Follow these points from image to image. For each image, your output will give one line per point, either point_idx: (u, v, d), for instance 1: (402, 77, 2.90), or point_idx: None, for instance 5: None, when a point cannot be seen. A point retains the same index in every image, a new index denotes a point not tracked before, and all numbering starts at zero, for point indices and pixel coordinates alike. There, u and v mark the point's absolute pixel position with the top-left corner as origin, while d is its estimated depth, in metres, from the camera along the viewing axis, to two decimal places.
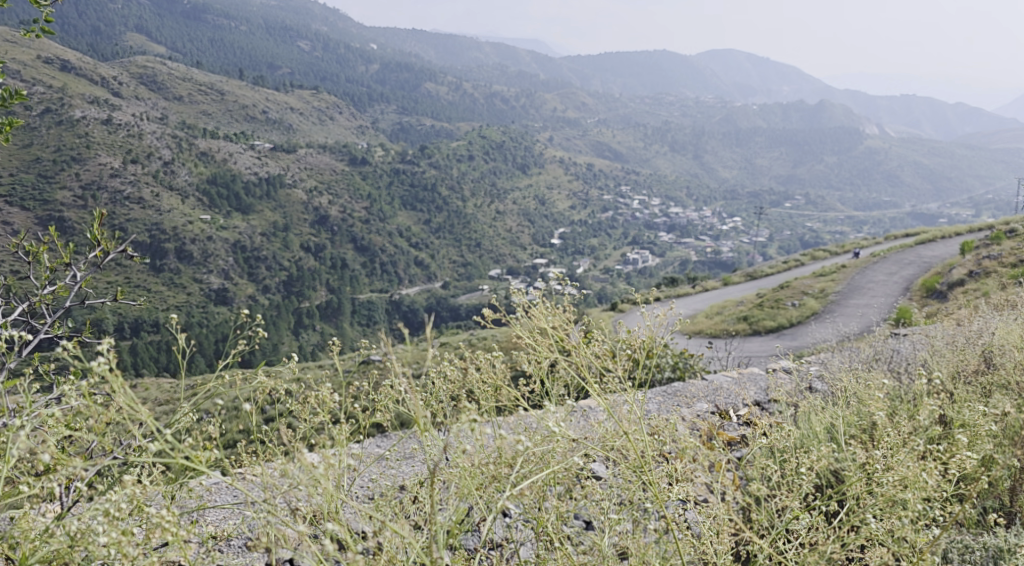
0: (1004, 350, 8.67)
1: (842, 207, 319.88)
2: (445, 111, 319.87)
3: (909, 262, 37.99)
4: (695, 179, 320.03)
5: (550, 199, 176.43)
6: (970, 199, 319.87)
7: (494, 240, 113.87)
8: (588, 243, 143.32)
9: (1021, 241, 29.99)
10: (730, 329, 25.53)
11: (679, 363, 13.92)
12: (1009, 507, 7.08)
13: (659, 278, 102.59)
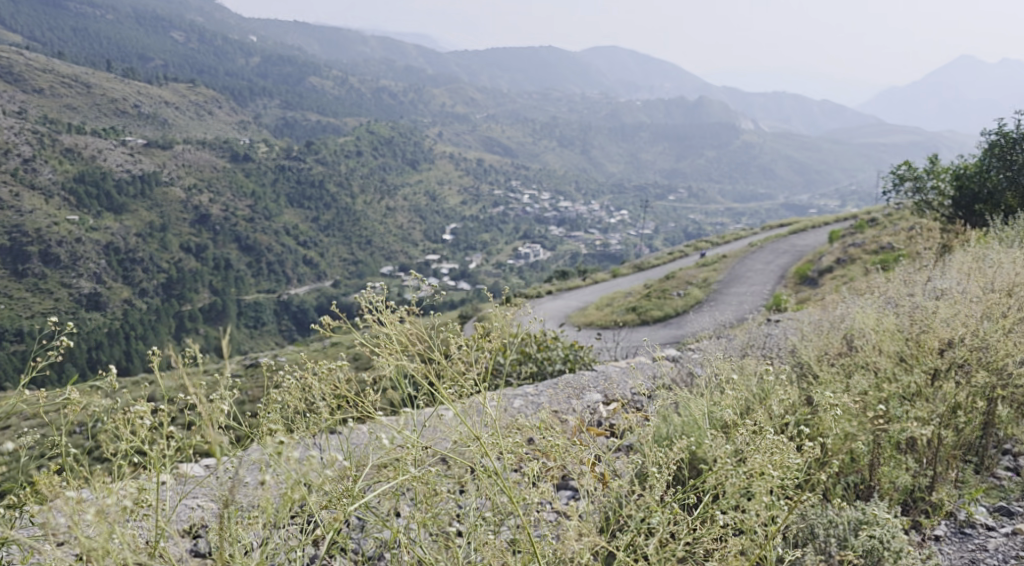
0: (863, 333, 9.30)
1: (723, 199, 319.86)
2: (331, 106, 319.36)
3: (784, 252, 40.07)
4: (584, 174, 320.42)
5: (443, 196, 175.79)
6: (837, 191, 319.92)
7: (385, 239, 111.85)
8: (481, 239, 142.80)
9: (881, 229, 32.34)
10: (619, 321, 26.15)
11: (569, 354, 14.13)
12: (868, 481, 7.55)
13: (550, 271, 103.58)
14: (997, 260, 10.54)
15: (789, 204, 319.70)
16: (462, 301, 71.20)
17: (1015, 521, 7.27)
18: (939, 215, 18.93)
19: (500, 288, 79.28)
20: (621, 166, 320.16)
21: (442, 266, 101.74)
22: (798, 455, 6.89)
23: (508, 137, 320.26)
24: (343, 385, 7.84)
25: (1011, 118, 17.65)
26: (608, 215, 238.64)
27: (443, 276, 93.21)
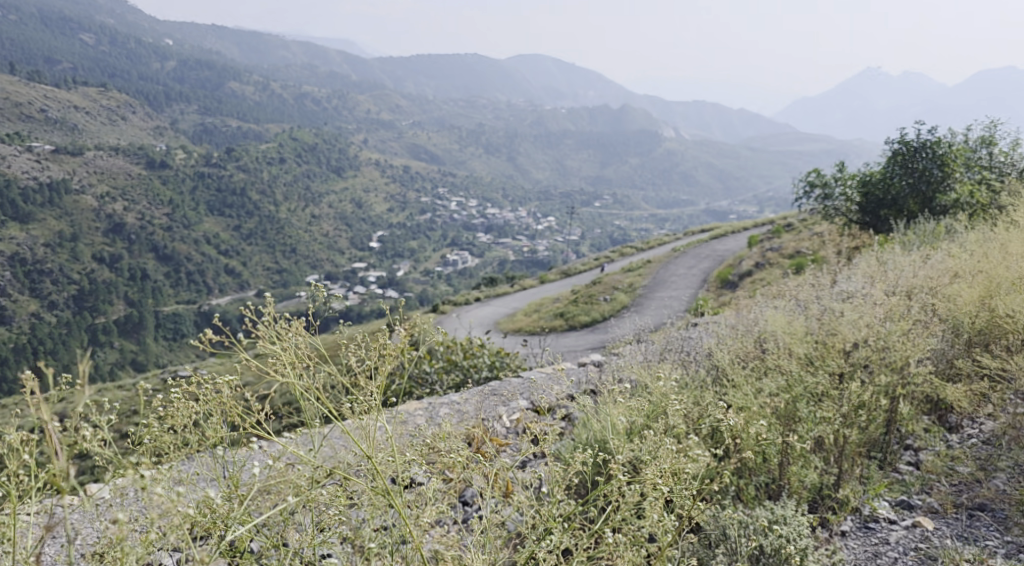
0: (775, 337, 9.57)
1: (648, 206, 319.97)
2: (253, 112, 320.68)
3: (706, 257, 41.10)
4: (511, 181, 320.32)
5: (369, 203, 173.52)
6: (755, 197, 320.01)
7: (310, 247, 109.36)
8: (409, 246, 141.47)
9: (797, 234, 33.58)
10: (547, 327, 26.37)
11: (496, 362, 14.16)
12: (779, 480, 7.75)
13: (478, 278, 103.30)
14: (897, 263, 11.07)
15: (710, 211, 319.88)
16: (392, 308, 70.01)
17: (916, 514, 7.64)
18: (848, 221, 19.81)
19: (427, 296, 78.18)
20: (547, 174, 320.09)
21: (371, 273, 99.79)
22: (692, 464, 7.03)
23: (435, 144, 320.12)
24: (234, 402, 7.27)
25: (911, 126, 18.52)
26: (536, 222, 238.88)
27: (371, 284, 91.29)
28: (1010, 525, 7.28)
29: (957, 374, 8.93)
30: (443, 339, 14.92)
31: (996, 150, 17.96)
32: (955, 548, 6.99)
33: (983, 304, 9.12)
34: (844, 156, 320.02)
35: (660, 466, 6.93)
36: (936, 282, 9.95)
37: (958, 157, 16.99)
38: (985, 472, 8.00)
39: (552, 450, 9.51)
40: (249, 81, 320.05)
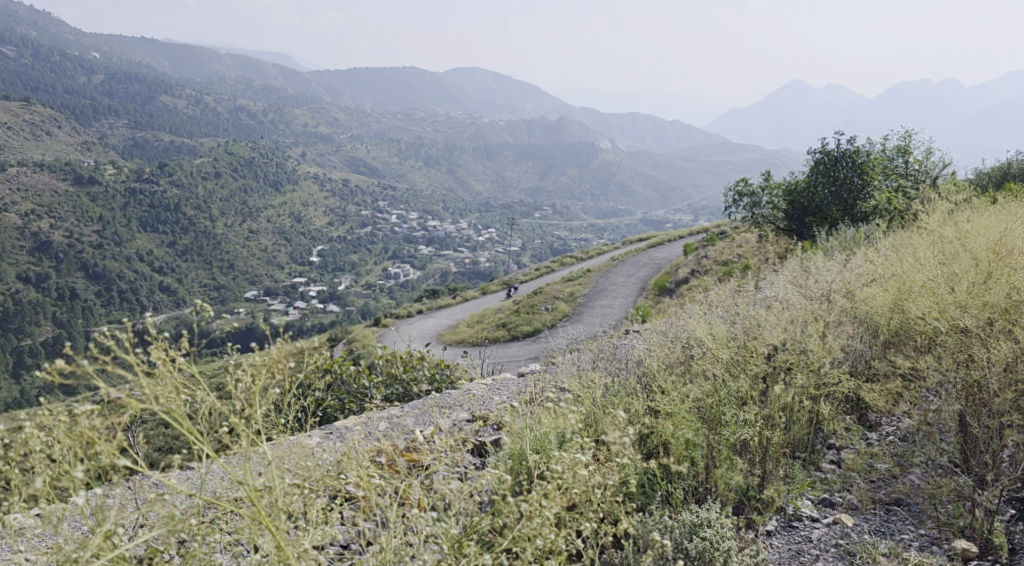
0: (699, 343, 9.80)
1: (586, 216, 320.02)
2: (186, 126, 319.82)
3: (644, 265, 41.90)
4: (451, 194, 320.11)
5: (306, 217, 170.58)
6: (690, 206, 319.99)
7: (249, 263, 106.08)
8: (350, 260, 139.83)
9: (730, 241, 34.59)
10: (490, 338, 26.55)
11: (436, 374, 14.17)
12: (705, 485, 7.92)
13: (418, 291, 102.46)
14: (819, 268, 11.53)
15: (648, 220, 320.02)
16: (332, 323, 68.99)
17: (836, 510, 7.92)
18: (776, 228, 20.46)
19: (367, 312, 77.14)
20: (486, 186, 320.09)
21: (311, 287, 98.20)
22: (604, 475, 7.27)
23: (373, 157, 320.40)
24: (85, 431, 6.38)
25: (831, 136, 19.18)
26: (475, 234, 238.15)
27: (310, 297, 89.65)
28: (924, 518, 7.64)
29: (874, 374, 9.33)
30: (382, 353, 14.86)
31: (911, 158, 18.99)
32: (873, 543, 7.31)
33: (897, 305, 9.52)
34: (773, 165, 320.12)
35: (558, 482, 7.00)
36: (852, 286, 10.36)
37: (875, 166, 17.82)
38: (900, 468, 8.37)
39: (488, 459, 9.61)
40: (181, 95, 320.02)
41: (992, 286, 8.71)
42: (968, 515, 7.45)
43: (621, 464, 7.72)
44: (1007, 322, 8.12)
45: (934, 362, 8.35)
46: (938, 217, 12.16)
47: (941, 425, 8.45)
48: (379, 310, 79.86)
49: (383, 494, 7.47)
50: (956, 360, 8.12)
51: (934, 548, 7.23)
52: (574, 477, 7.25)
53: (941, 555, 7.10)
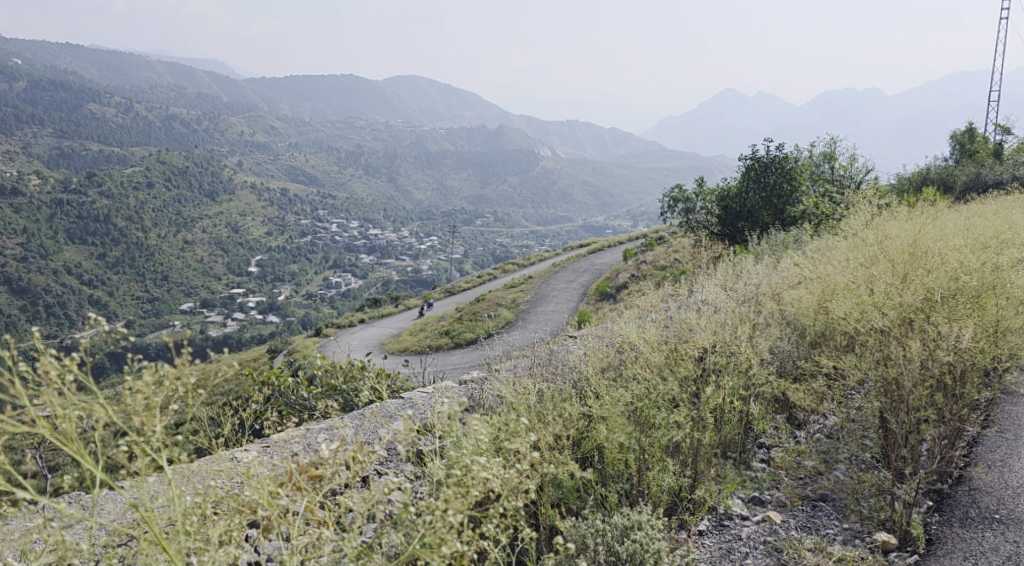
0: (633, 347, 9.94)
1: (526, 223, 320.00)
2: (116, 135, 319.51)
3: (585, 271, 42.28)
4: (392, 202, 320.18)
5: (243, 226, 166.28)
6: (629, 213, 320.06)
7: (183, 273, 102.41)
8: (288, 269, 137.23)
9: (667, 246, 35.28)
10: (433, 346, 26.49)
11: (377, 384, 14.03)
12: (635, 488, 8.02)
13: (359, 300, 101.32)
14: (748, 271, 11.85)
15: (588, 227, 320.09)
16: (269, 334, 67.44)
17: (766, 508, 8.10)
18: (710, 233, 20.96)
19: (306, 324, 75.84)
20: (427, 194, 320.07)
21: (249, 298, 95.93)
22: (515, 476, 7.44)
23: (312, 165, 320.10)
24: None
25: (761, 143, 19.69)
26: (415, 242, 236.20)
27: (248, 308, 87.45)
28: (847, 512, 7.85)
29: (800, 374, 9.60)
30: (321, 363, 14.65)
31: (837, 164, 20.15)
32: (799, 538, 7.50)
33: (821, 307, 9.87)
34: (706, 173, 320.18)
35: (461, 486, 7.15)
36: (778, 289, 10.71)
37: (803, 172, 18.47)
38: (826, 465, 8.62)
39: (426, 465, 9.58)
40: (111, 103, 319.56)
41: (908, 286, 9.08)
42: (889, 508, 7.69)
43: (543, 467, 7.87)
44: (921, 320, 8.45)
45: (855, 360, 8.65)
46: (861, 221, 12.64)
47: (864, 422, 8.74)
48: (320, 320, 78.62)
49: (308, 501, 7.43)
50: (876, 358, 8.42)
51: (856, 541, 7.44)
52: (488, 477, 7.40)
53: (863, 548, 7.30)
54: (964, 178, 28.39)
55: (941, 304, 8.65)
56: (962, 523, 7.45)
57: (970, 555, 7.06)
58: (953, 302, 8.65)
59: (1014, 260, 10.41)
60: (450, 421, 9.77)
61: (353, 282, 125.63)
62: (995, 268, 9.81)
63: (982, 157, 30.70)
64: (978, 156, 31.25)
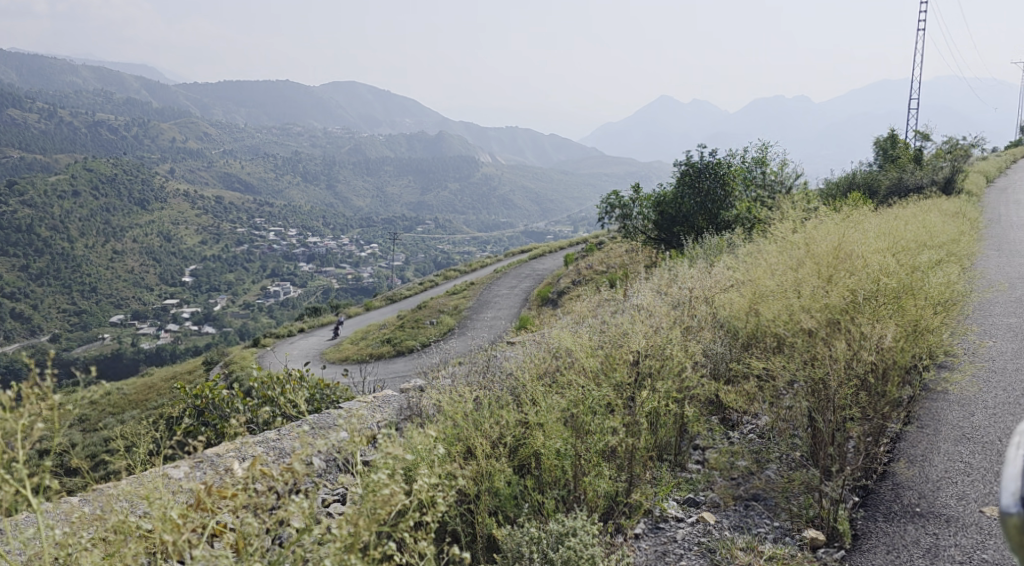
0: (570, 353, 9.99)
1: (469, 229, 320.03)
2: (39, 140, 319.42)
3: (527, 277, 42.40)
4: (331, 210, 320.40)
5: (178, 233, 161.85)
6: (569, 217, 320.04)
7: (112, 283, 99.02)
8: (225, 278, 134.36)
9: (605, 251, 35.68)
10: (374, 355, 26.23)
11: (316, 394, 13.77)
12: (572, 493, 8.03)
13: (299, 308, 99.81)
14: (683, 276, 12.04)
15: (530, 232, 320.18)
16: (203, 345, 65.75)
17: (700, 509, 8.19)
18: (647, 238, 21.32)
19: (243, 335, 74.29)
20: (368, 201, 320.06)
21: (183, 308, 93.42)
22: (444, 482, 7.44)
23: (248, 173, 320.05)
24: None
25: (695, 150, 20.02)
26: (355, 249, 234.07)
27: (182, 319, 85.04)
28: (778, 511, 8.00)
29: (734, 376, 9.78)
30: (257, 374, 14.28)
31: (768, 169, 20.63)
32: (731, 538, 7.61)
33: (751, 309, 10.13)
34: (643, 177, 319.93)
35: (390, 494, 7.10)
36: (711, 293, 10.93)
37: (736, 177, 18.85)
38: (758, 464, 8.76)
39: (365, 474, 9.45)
40: (35, 108, 319.75)
41: (832, 288, 9.40)
42: (817, 505, 7.87)
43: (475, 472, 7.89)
44: (846, 322, 8.74)
45: (783, 360, 8.88)
46: (791, 225, 12.98)
47: (793, 421, 8.96)
48: (257, 330, 77.08)
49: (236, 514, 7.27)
50: (804, 358, 8.65)
51: (787, 539, 7.57)
52: (417, 485, 7.35)
53: (793, 545, 7.43)
54: (887, 183, 29.36)
55: (863, 306, 8.98)
56: (886, 518, 7.67)
57: (892, 549, 7.27)
58: (875, 303, 8.99)
59: (932, 261, 10.90)
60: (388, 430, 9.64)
61: (291, 291, 123.17)
62: (914, 270, 10.25)
63: (903, 162, 31.85)
64: (900, 162, 32.40)
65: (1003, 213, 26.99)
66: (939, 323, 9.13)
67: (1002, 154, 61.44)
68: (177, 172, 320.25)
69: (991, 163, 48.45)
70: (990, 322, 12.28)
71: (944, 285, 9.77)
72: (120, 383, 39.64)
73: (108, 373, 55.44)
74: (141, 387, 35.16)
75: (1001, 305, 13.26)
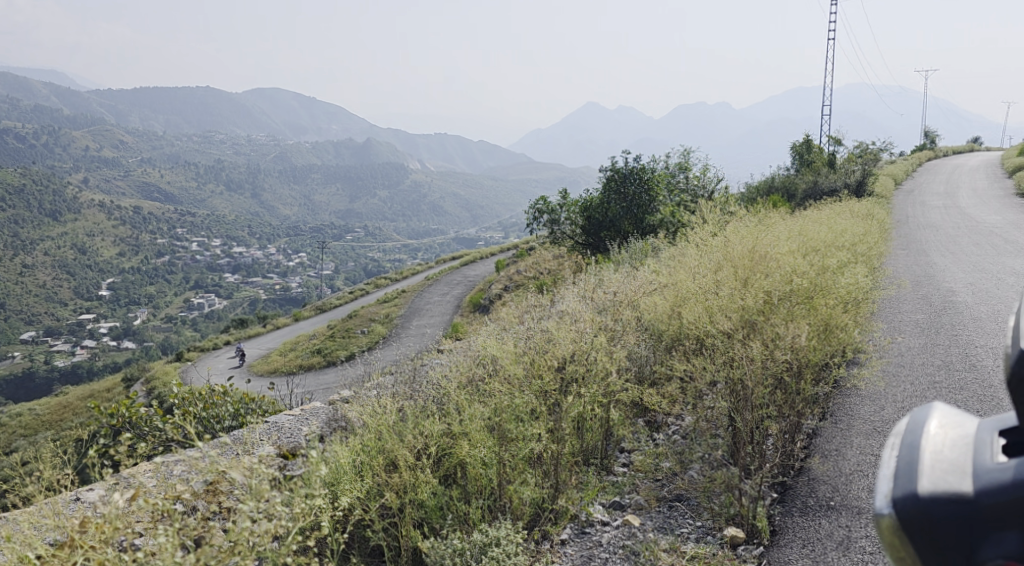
0: (495, 360, 9.98)
1: (400, 236, 319.99)
2: None
3: (458, 283, 42.41)
4: (260, 219, 317.87)
5: (94, 245, 156.77)
6: (501, 224, 320.08)
7: (23, 297, 95.05)
8: (146, 290, 130.56)
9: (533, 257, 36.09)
10: (303, 367, 25.86)
11: (240, 409, 13.30)
12: (498, 502, 7.99)
13: (225, 319, 98.08)
14: (608, 280, 12.20)
15: (462, 238, 320.31)
16: (123, 361, 63.80)
17: (625, 512, 8.20)
18: (575, 243, 21.59)
19: (165, 349, 72.46)
20: (296, 210, 318.59)
21: (101, 323, 90.68)
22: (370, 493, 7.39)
23: (171, 182, 318.75)
24: None
25: (620, 155, 20.38)
26: (284, 258, 230.73)
27: (100, 335, 82.67)
28: (701, 510, 8.07)
29: (657, 378, 9.93)
30: (178, 390, 13.77)
31: (691, 174, 21.34)
32: (655, 539, 7.53)
33: (674, 312, 10.34)
34: (572, 182, 320.01)
35: (311, 503, 6.95)
36: (635, 296, 11.09)
37: (659, 182, 19.30)
38: (682, 465, 8.82)
39: (294, 475, 9.11)
40: None
41: (748, 290, 9.68)
42: (737, 503, 7.91)
43: (402, 485, 7.78)
44: (761, 323, 9.01)
45: (704, 362, 9.04)
46: (711, 228, 13.29)
47: (715, 421, 9.07)
48: (180, 344, 75.26)
49: (146, 523, 6.93)
50: (723, 360, 8.82)
51: (708, 537, 7.60)
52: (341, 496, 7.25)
53: (713, 543, 7.44)
54: (804, 186, 30.54)
55: (778, 307, 9.27)
56: (802, 513, 7.84)
57: (808, 543, 7.37)
58: (789, 304, 9.29)
59: (840, 262, 11.30)
60: (312, 444, 9.40)
61: (216, 302, 120.40)
62: (825, 271, 10.63)
63: (818, 166, 33.11)
64: (814, 166, 33.71)
65: (910, 214, 28.31)
66: (849, 321, 9.46)
67: (909, 157, 64.55)
68: (93, 182, 319.44)
69: (897, 166, 50.81)
70: (899, 319, 12.81)
71: (851, 284, 10.16)
72: (33, 403, 38.01)
73: (20, 395, 53.08)
74: (55, 407, 33.84)
75: (909, 302, 13.84)
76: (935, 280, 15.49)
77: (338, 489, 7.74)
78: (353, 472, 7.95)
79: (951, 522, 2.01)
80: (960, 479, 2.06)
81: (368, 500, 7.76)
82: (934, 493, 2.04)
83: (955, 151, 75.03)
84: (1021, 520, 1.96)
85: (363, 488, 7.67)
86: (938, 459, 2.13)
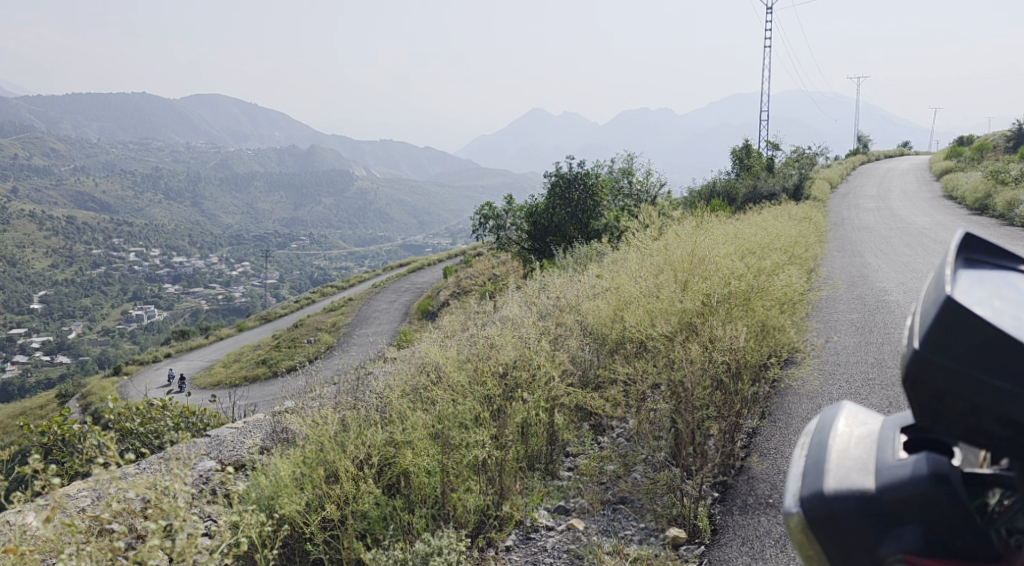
0: (440, 367, 9.94)
1: (345, 244, 320.11)
2: None
3: (406, 291, 42.12)
4: (197, 227, 320.49)
5: (26, 257, 152.55)
6: (449, 230, 320.03)
7: None
8: (82, 303, 127.50)
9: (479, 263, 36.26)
10: (247, 379, 25.48)
11: (181, 422, 12.95)
12: (441, 510, 7.91)
13: (166, 331, 96.50)
14: (553, 285, 12.25)
15: (410, 245, 320.16)
16: (57, 377, 61.87)
17: (570, 516, 8.14)
18: (521, 248, 21.71)
19: (103, 363, 70.99)
20: (236, 219, 320.30)
21: (34, 338, 88.52)
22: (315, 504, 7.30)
23: (104, 191, 320.02)
24: None
25: (564, 160, 20.61)
26: (228, 267, 226.31)
27: (32, 352, 80.85)
28: (644, 512, 8.08)
29: (601, 382, 10.00)
30: (115, 406, 13.33)
31: (634, 179, 21.65)
32: (599, 542, 7.48)
33: (616, 316, 10.53)
34: (520, 188, 319.99)
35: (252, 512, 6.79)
36: (577, 301, 11.16)
37: (603, 188, 19.56)
38: (625, 467, 8.87)
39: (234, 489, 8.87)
40: None
41: (688, 293, 9.90)
42: (679, 503, 7.98)
43: (344, 496, 7.65)
44: (700, 325, 9.27)
45: (645, 365, 9.14)
46: (652, 232, 13.55)
47: (657, 423, 9.11)
48: (116, 357, 73.44)
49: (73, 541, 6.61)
50: (663, 362, 8.95)
51: (651, 539, 7.60)
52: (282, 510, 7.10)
53: (656, 545, 7.45)
54: (744, 190, 31.17)
55: (717, 308, 9.54)
56: (741, 511, 7.95)
57: (746, 541, 7.46)
58: (727, 306, 9.57)
59: (776, 264, 11.58)
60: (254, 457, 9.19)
61: (156, 313, 117.54)
62: (761, 273, 10.89)
63: (757, 170, 33.92)
64: (753, 170, 34.55)
65: (845, 217, 29.22)
66: (785, 322, 9.73)
67: (842, 162, 66.86)
68: (22, 192, 319.96)
69: (832, 170, 52.45)
70: (835, 319, 13.17)
71: (787, 285, 10.45)
72: None
73: None
74: None
75: (844, 302, 14.26)
76: (869, 280, 15.97)
77: (279, 501, 7.57)
78: (294, 485, 7.79)
79: (854, 520, 1.93)
80: (864, 477, 2.00)
81: (308, 513, 7.60)
82: (839, 491, 1.98)
83: (885, 156, 77.75)
84: (923, 513, 1.87)
85: (304, 500, 7.53)
86: (844, 458, 2.09)
